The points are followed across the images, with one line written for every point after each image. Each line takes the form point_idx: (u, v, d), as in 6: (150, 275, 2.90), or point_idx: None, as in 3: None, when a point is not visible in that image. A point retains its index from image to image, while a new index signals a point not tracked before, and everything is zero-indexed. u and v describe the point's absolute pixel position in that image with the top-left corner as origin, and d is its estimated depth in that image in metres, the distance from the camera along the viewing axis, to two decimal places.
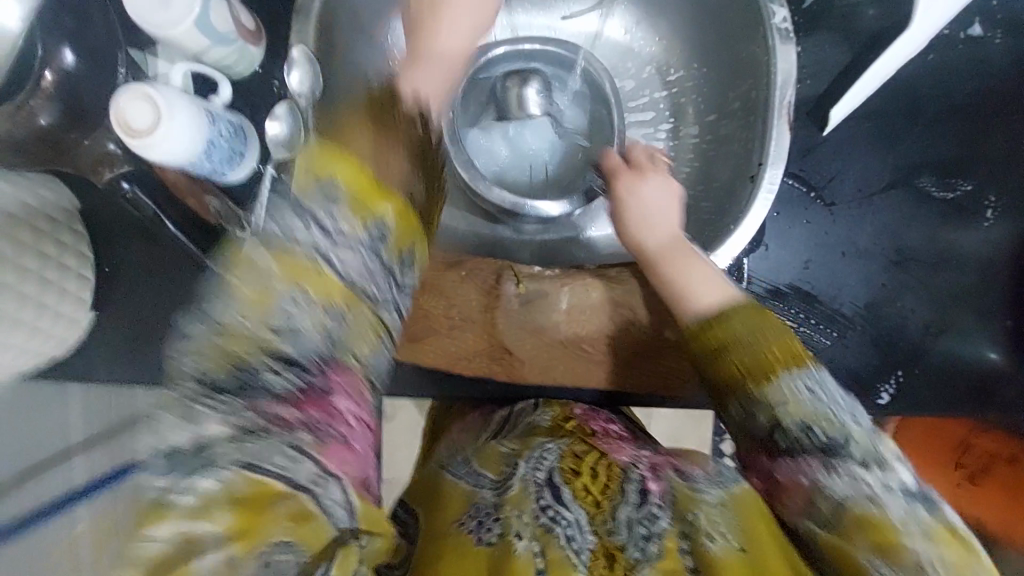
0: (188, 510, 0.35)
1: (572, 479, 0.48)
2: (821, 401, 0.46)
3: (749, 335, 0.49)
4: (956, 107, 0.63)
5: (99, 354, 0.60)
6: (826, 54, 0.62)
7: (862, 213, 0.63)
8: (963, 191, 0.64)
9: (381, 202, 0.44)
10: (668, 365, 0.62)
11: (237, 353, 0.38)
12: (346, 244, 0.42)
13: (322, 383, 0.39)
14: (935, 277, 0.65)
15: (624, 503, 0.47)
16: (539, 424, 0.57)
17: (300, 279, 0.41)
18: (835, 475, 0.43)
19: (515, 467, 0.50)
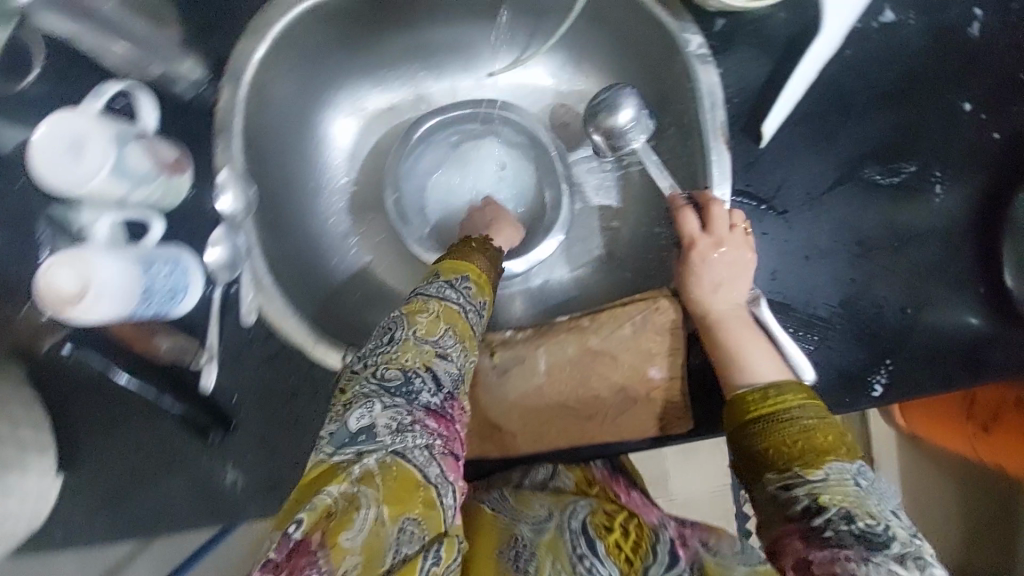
0: (358, 477, 0.41)
1: (604, 535, 0.57)
2: (865, 492, 0.46)
3: (808, 416, 0.49)
4: (884, 93, 0.63)
5: (81, 514, 0.58)
6: (748, 67, 0.61)
7: (815, 214, 0.63)
8: (909, 172, 0.64)
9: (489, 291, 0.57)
10: (658, 404, 0.62)
11: (406, 362, 0.48)
12: (472, 308, 0.54)
13: (450, 408, 0.48)
14: (900, 260, 0.65)
15: (653, 563, 0.57)
16: (564, 487, 0.66)
17: (451, 323, 0.52)
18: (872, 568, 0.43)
19: (553, 515, 0.59)
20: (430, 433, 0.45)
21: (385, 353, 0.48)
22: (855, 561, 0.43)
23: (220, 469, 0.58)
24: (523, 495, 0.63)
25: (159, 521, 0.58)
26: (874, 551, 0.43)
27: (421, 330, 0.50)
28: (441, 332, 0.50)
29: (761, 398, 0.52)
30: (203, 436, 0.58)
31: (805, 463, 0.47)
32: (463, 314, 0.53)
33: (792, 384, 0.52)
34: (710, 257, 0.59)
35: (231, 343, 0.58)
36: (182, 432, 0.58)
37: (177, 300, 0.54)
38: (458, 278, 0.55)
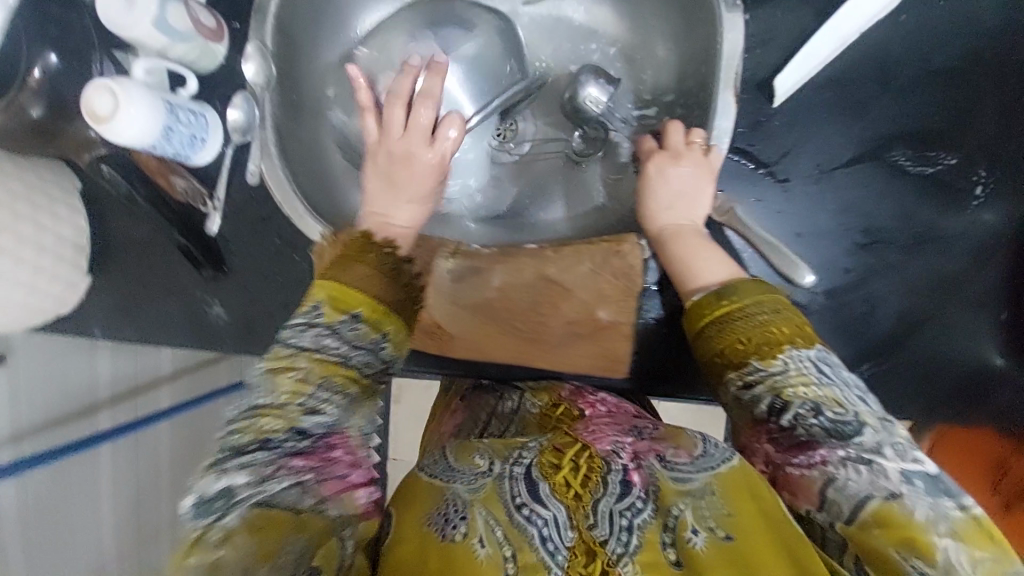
0: (216, 540, 0.39)
1: (550, 474, 0.44)
2: (829, 380, 0.44)
3: (759, 309, 0.49)
4: (934, 71, 0.57)
5: (101, 312, 0.69)
6: (780, 18, 0.57)
7: (819, 190, 0.58)
8: (946, 165, 0.57)
9: (388, 321, 0.52)
10: (599, 345, 0.63)
11: (268, 426, 0.44)
12: (361, 343, 0.50)
13: (328, 442, 0.45)
14: (914, 261, 0.58)
15: (605, 494, 0.43)
16: (529, 413, 0.59)
17: (331, 372, 0.47)
18: (850, 468, 0.40)
19: (492, 465, 0.46)
20: (301, 471, 0.43)
21: (242, 419, 0.45)
22: (833, 460, 0.41)
23: (208, 303, 0.68)
24: (462, 446, 0.51)
25: (158, 333, 0.69)
26: (843, 443, 0.41)
27: (284, 393, 0.46)
28: (313, 386, 0.47)
29: (715, 300, 0.51)
30: (199, 271, 0.67)
31: (761, 355, 0.46)
32: (343, 363, 0.48)
33: (746, 283, 0.51)
34: (660, 183, 0.58)
35: (235, 198, 0.66)
36: (185, 264, 0.67)
37: (197, 148, 0.62)
38: (346, 318, 0.50)
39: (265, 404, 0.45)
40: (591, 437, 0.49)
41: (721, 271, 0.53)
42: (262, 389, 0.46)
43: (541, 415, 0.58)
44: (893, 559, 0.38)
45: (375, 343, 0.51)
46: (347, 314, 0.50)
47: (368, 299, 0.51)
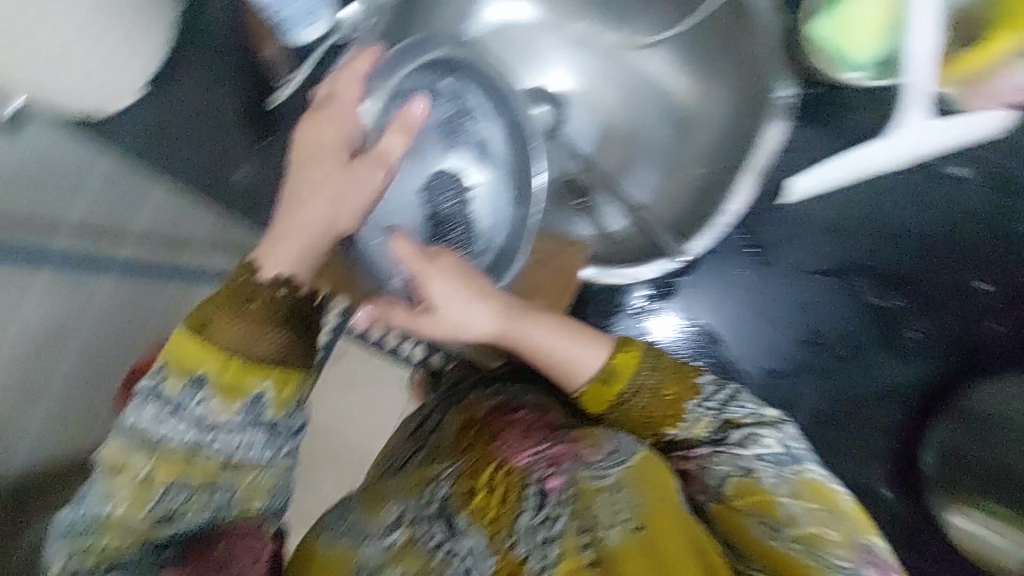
0: None
1: (466, 504, 0.55)
2: (733, 412, 0.55)
3: (646, 381, 0.56)
4: (912, 229, 0.68)
5: (132, 131, 0.70)
6: (810, 142, 0.69)
7: (790, 284, 0.69)
8: (893, 305, 0.68)
9: (250, 378, 0.46)
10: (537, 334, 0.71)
11: (118, 544, 0.44)
12: (222, 425, 0.46)
13: (211, 537, 0.46)
14: (842, 371, 0.69)
15: (524, 509, 0.52)
16: (447, 435, 0.68)
17: (177, 474, 0.45)
18: (720, 456, 0.53)
19: (403, 513, 0.55)
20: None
21: (85, 538, 0.44)
22: (706, 453, 0.54)
23: (235, 163, 0.72)
24: (371, 499, 0.58)
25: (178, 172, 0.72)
26: (718, 443, 0.54)
27: (124, 500, 0.45)
28: (158, 488, 0.45)
29: (603, 386, 0.57)
30: (251, 136, 0.71)
31: (669, 422, 0.55)
32: (194, 454, 0.46)
33: (620, 359, 0.57)
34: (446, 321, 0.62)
35: (311, 85, 0.71)
36: (233, 122, 0.71)
37: (304, 28, 0.64)
38: (191, 382, 0.45)
39: (106, 515, 0.45)
40: (511, 454, 0.58)
41: (592, 355, 0.58)
42: (96, 502, 0.45)
43: (458, 434, 0.67)
44: (750, 526, 0.50)
45: (241, 408, 0.46)
46: (188, 377, 0.45)
47: (217, 355, 0.45)
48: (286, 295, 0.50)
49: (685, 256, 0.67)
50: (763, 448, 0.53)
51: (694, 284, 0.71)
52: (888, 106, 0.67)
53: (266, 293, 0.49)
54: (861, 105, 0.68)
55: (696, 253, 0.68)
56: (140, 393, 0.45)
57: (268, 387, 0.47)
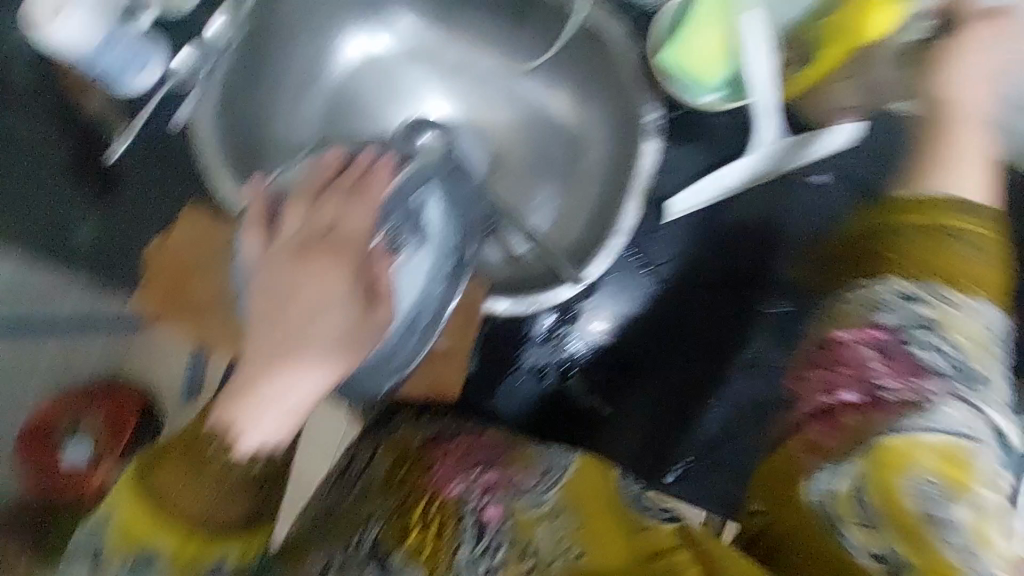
0: None
1: (401, 541, 0.49)
2: (997, 341, 0.47)
3: (974, 249, 0.48)
4: (785, 234, 0.70)
5: None
6: (686, 155, 0.70)
7: (681, 295, 0.71)
8: (778, 310, 0.70)
9: (208, 552, 0.45)
10: (436, 373, 0.69)
11: None
12: None
13: None
14: (742, 381, 0.68)
15: (462, 542, 0.49)
16: (375, 477, 0.57)
17: None
18: (957, 403, 0.44)
19: (330, 567, 0.48)
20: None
21: None
22: (936, 391, 0.45)
23: None
24: (293, 552, 0.51)
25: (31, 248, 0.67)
26: (961, 383, 0.45)
27: None
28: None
29: (939, 205, 0.50)
30: None
31: (990, 294, 0.47)
32: None
33: (991, 211, 0.49)
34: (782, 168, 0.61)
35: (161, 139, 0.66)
36: (85, 187, 0.68)
37: (132, 77, 0.65)
38: (138, 557, 0.44)
39: None
40: (441, 483, 0.54)
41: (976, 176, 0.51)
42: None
43: (387, 468, 0.57)
44: (920, 494, 0.43)
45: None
46: (137, 554, 0.44)
47: (170, 531, 0.45)
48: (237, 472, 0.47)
49: (580, 282, 0.66)
50: (995, 432, 0.44)
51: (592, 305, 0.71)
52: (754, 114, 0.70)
53: (217, 468, 0.47)
54: (728, 116, 0.70)
55: (591, 279, 0.67)
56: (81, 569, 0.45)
57: (229, 556, 0.46)
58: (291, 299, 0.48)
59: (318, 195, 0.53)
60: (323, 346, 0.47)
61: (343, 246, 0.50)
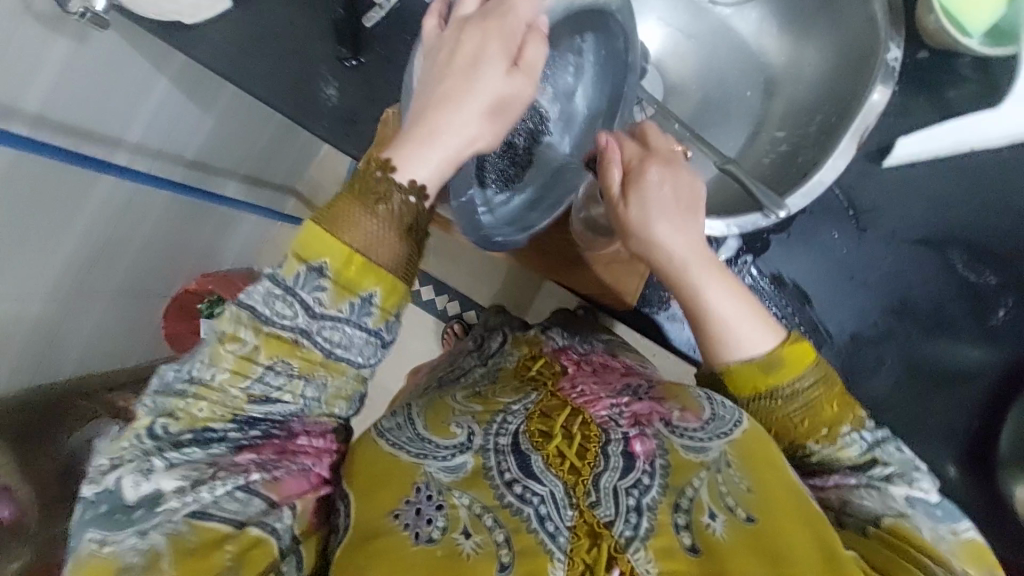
0: (133, 567, 0.41)
1: (542, 445, 0.50)
2: None
3: None
4: (1012, 207, 0.66)
5: (217, 37, 0.68)
6: (910, 110, 0.67)
7: (887, 249, 0.67)
8: (985, 282, 0.66)
9: (367, 280, 0.46)
10: (613, 278, 0.74)
11: (206, 413, 0.46)
12: (328, 323, 0.46)
13: (288, 435, 0.49)
14: (924, 343, 0.68)
15: (606, 469, 0.48)
16: (507, 365, 0.67)
17: (280, 356, 0.46)
18: (867, 492, 0.52)
19: (471, 438, 0.52)
20: (246, 466, 0.46)
21: (178, 399, 0.46)
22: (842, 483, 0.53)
23: (322, 84, 0.69)
24: (434, 416, 0.56)
25: (259, 84, 0.69)
26: (856, 475, 0.53)
27: (225, 373, 0.46)
28: (260, 366, 0.46)
29: None
30: (337, 49, 0.68)
31: None
32: (297, 343, 0.46)
33: None
34: (677, 233, 0.55)
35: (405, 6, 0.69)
36: (322, 36, 0.69)
37: None
38: (314, 267, 0.46)
39: (203, 383, 0.46)
40: (586, 402, 0.55)
41: None
42: (201, 365, 0.46)
43: (518, 363, 0.66)
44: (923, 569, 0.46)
45: (351, 308, 0.47)
46: (312, 264, 0.45)
47: (344, 248, 0.46)
48: (403, 209, 0.48)
49: (781, 212, 0.64)
50: (917, 491, 0.51)
51: (784, 234, 0.69)
52: (1002, 78, 0.66)
53: (386, 201, 0.47)
54: (969, 75, 0.67)
55: (792, 210, 0.66)
56: (263, 275, 0.47)
57: (377, 294, 0.47)
58: (452, 57, 0.50)
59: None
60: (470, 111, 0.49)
61: (505, 24, 0.50)
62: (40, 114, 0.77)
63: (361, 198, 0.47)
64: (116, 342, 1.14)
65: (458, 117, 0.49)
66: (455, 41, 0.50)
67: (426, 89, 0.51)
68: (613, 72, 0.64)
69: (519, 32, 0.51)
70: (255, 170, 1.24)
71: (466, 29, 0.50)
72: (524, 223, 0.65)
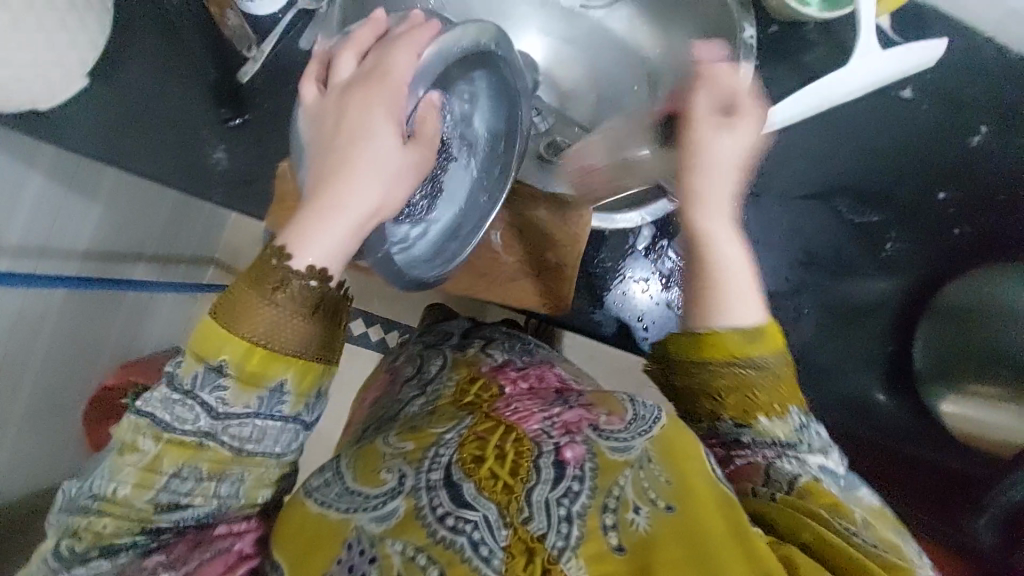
0: None
1: (473, 471, 0.48)
2: None
3: None
4: (882, 149, 0.73)
5: (79, 117, 0.63)
6: (773, 80, 0.74)
7: (783, 208, 0.73)
8: (871, 220, 0.74)
9: (274, 369, 0.45)
10: (546, 285, 0.73)
11: (112, 527, 0.44)
12: (234, 419, 0.45)
13: (203, 526, 0.47)
14: (833, 286, 0.74)
15: (537, 482, 0.47)
16: (445, 390, 0.65)
17: (186, 459, 0.44)
18: (787, 458, 0.51)
19: (403, 480, 0.49)
20: (160, 566, 0.44)
21: (81, 517, 0.44)
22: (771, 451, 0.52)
23: (208, 149, 0.66)
24: (363, 465, 0.52)
25: (136, 160, 0.64)
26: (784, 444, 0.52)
27: (127, 486, 0.44)
28: (164, 474, 0.44)
29: None
30: (218, 111, 0.66)
31: None
32: (201, 446, 0.44)
33: None
34: (730, 135, 0.60)
35: (281, 58, 0.68)
36: (199, 100, 0.66)
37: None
38: (217, 366, 0.44)
39: (104, 497, 0.44)
40: (519, 419, 0.54)
41: None
42: (101, 481, 0.44)
43: (457, 390, 0.63)
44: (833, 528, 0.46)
45: (260, 402, 0.45)
46: (210, 364, 0.43)
47: (244, 343, 0.44)
48: (309, 292, 0.46)
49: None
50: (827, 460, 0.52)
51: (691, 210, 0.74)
52: (844, 39, 0.74)
53: (287, 284, 0.45)
54: (816, 40, 0.74)
55: None
56: (161, 378, 0.45)
57: (289, 380, 0.45)
58: (340, 127, 0.50)
59: (364, 48, 0.54)
60: (368, 179, 0.49)
61: (389, 92, 0.51)
62: None
63: (259, 285, 0.45)
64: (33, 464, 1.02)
65: (356, 186, 0.49)
66: (341, 112, 0.50)
67: (320, 161, 0.50)
68: (505, 100, 0.65)
69: (403, 94, 0.52)
70: (160, 247, 1.16)
71: (349, 99, 0.51)
72: (446, 255, 0.66)
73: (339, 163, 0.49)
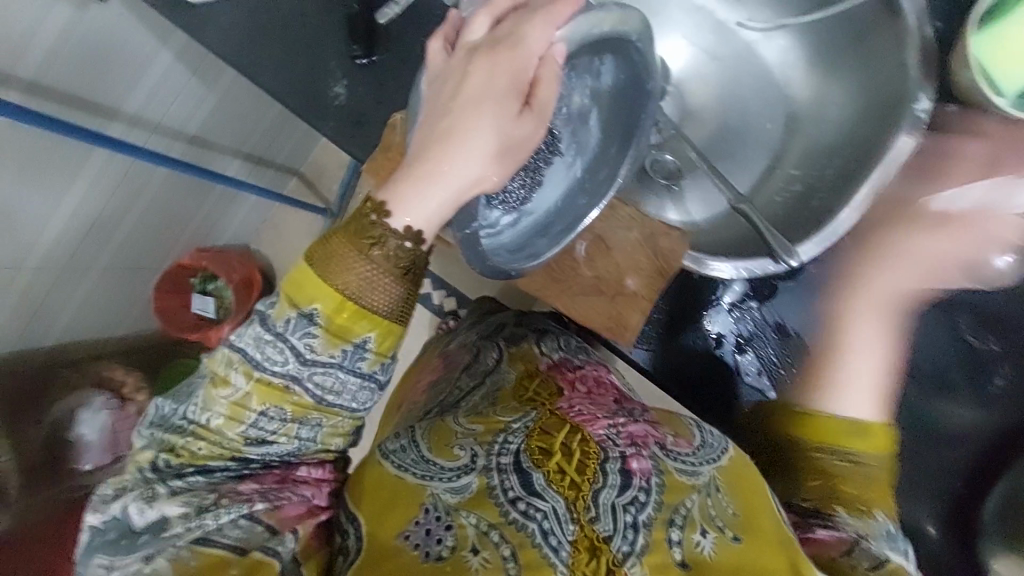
0: None
1: (542, 464, 0.49)
2: None
3: None
4: None
5: (222, 20, 0.65)
6: (930, 165, 0.66)
7: (894, 306, 0.67)
8: (990, 348, 0.65)
9: (359, 325, 0.45)
10: (616, 309, 0.67)
11: (204, 451, 0.45)
12: (320, 368, 0.45)
13: (285, 465, 0.48)
14: (921, 403, 0.67)
15: (604, 486, 0.48)
16: (506, 381, 0.65)
17: (273, 400, 0.45)
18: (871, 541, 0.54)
19: (475, 459, 0.50)
20: (250, 495, 0.45)
21: (176, 437, 0.45)
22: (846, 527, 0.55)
23: (330, 82, 0.66)
24: (437, 438, 0.53)
25: (263, 75, 0.65)
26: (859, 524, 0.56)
27: (220, 416, 0.45)
28: (255, 410, 0.45)
29: None
30: (349, 47, 0.65)
31: None
32: (289, 388, 0.45)
33: None
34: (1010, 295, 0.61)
35: (421, 7, 0.66)
36: (334, 31, 0.66)
37: None
38: (305, 312, 0.44)
39: (201, 423, 0.45)
40: (584, 421, 0.54)
41: None
42: (197, 407, 0.45)
43: (517, 382, 0.64)
44: None
45: (343, 355, 0.45)
46: (301, 310, 0.44)
47: (336, 294, 0.44)
48: (404, 253, 0.46)
49: (793, 260, 0.64)
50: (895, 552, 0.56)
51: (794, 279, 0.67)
52: None
53: (387, 246, 0.45)
54: None
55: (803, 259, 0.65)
56: (254, 316, 0.45)
57: (371, 338, 0.45)
58: (457, 92, 0.47)
59: (501, 11, 0.50)
60: (473, 151, 0.47)
61: (515, 63, 0.47)
62: (34, 82, 0.75)
63: (358, 241, 0.45)
64: (104, 315, 1.12)
65: (460, 156, 0.47)
66: (461, 76, 0.48)
67: (429, 124, 0.48)
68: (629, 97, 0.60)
69: (530, 68, 0.48)
70: (256, 149, 1.19)
71: (472, 64, 0.48)
72: (530, 250, 0.62)
73: (447, 128, 0.47)
